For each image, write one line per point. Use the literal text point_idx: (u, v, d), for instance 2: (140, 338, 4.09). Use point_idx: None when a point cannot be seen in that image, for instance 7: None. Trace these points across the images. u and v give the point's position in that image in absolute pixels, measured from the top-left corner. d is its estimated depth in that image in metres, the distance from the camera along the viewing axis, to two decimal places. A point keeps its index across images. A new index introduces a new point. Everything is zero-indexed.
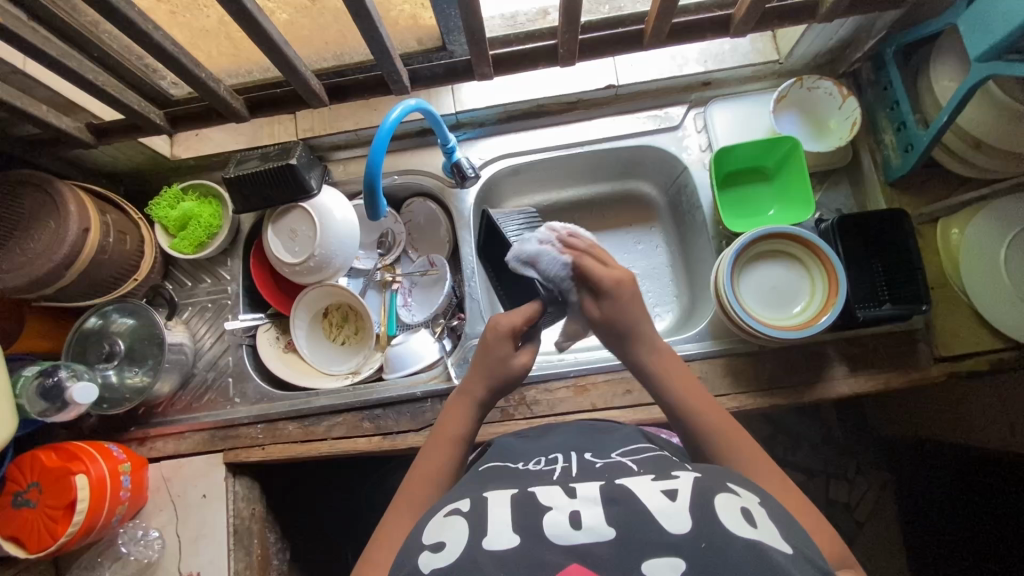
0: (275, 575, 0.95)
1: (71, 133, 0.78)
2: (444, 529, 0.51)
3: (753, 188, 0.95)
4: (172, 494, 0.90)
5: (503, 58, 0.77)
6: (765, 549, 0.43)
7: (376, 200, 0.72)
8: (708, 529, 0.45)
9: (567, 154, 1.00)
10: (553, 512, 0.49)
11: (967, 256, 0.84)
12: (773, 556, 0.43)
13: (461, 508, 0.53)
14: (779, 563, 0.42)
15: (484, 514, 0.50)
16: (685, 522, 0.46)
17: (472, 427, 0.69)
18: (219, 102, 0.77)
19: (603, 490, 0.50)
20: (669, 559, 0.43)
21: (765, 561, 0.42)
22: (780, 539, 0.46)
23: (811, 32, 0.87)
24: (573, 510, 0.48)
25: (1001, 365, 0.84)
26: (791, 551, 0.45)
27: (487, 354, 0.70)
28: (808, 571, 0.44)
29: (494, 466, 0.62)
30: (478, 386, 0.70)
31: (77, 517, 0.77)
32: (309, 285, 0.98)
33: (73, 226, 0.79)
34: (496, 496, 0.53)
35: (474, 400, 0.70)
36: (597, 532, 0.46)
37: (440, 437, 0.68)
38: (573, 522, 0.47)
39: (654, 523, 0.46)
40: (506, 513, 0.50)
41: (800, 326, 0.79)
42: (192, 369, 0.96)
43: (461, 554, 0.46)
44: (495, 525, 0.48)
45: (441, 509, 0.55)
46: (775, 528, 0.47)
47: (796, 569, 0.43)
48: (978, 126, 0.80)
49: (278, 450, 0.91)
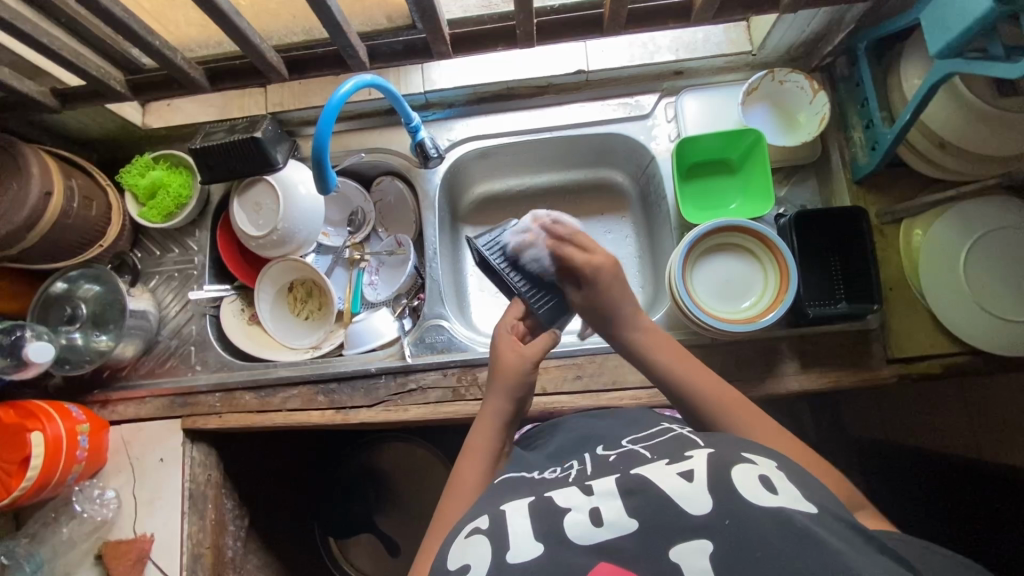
0: (228, 540, 0.97)
1: (35, 97, 0.79)
2: (468, 550, 0.52)
3: (718, 180, 0.94)
4: (130, 456, 0.93)
5: (462, 38, 0.76)
6: (790, 513, 0.46)
7: (325, 173, 0.72)
8: (727, 504, 0.48)
9: (536, 139, 0.99)
10: (573, 512, 0.52)
11: (928, 257, 0.83)
12: (796, 518, 0.46)
13: (480, 527, 0.54)
14: (804, 525, 0.45)
15: (502, 527, 0.53)
16: (704, 502, 0.48)
17: (502, 440, 0.72)
18: (179, 73, 0.77)
19: (619, 483, 0.54)
20: (697, 542, 0.46)
21: (788, 525, 0.45)
22: (801, 499, 0.48)
23: (782, 24, 0.86)
24: (592, 507, 0.52)
25: (954, 369, 0.84)
26: (814, 509, 0.47)
27: (514, 373, 0.73)
28: (835, 526, 0.46)
29: (509, 475, 0.64)
30: (504, 402, 0.73)
31: (31, 472, 0.79)
32: (274, 259, 0.99)
33: (35, 188, 0.81)
34: (513, 506, 0.56)
35: (504, 414, 0.73)
36: (619, 526, 0.49)
37: (472, 452, 0.70)
38: (593, 520, 0.51)
39: (675, 507, 0.49)
40: (528, 524, 0.52)
41: (750, 321, 0.79)
42: (155, 336, 0.98)
43: (490, 569, 0.49)
44: (516, 534, 0.51)
45: (460, 530, 0.56)
46: (797, 490, 0.49)
47: (822, 529, 0.45)
48: (943, 126, 0.79)
49: (234, 418, 0.92)
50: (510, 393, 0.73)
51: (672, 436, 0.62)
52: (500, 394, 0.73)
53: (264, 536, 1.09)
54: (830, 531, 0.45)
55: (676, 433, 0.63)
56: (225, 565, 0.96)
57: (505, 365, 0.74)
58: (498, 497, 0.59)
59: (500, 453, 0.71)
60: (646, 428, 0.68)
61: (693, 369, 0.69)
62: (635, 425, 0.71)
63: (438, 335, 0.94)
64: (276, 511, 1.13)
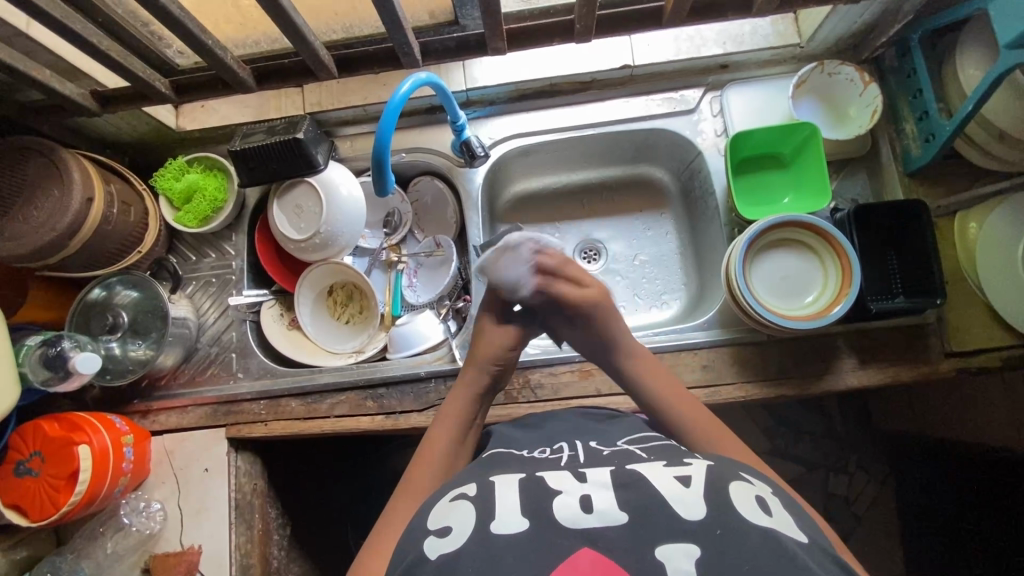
0: (274, 549, 0.96)
1: (75, 99, 0.76)
2: (450, 514, 0.53)
3: (767, 175, 0.93)
4: (174, 467, 0.91)
5: (518, 34, 0.74)
6: (782, 536, 0.46)
7: (384, 175, 0.70)
8: (723, 516, 0.47)
9: (578, 136, 0.98)
10: (564, 495, 0.51)
11: (985, 248, 0.83)
12: (787, 544, 0.45)
13: (467, 493, 0.55)
14: (795, 549, 0.45)
15: (490, 499, 0.53)
16: (699, 508, 0.48)
17: (473, 413, 0.72)
18: (227, 73, 0.75)
19: (613, 476, 0.53)
20: (684, 544, 0.45)
21: (779, 547, 0.44)
22: (794, 530, 0.48)
23: (836, 15, 0.84)
24: (583, 494, 0.51)
25: (1011, 362, 0.83)
26: (805, 541, 0.47)
27: (483, 337, 0.79)
28: (823, 562, 0.46)
29: (499, 452, 0.65)
30: (479, 375, 0.75)
31: (80, 486, 0.77)
32: (314, 263, 0.97)
33: (77, 194, 0.78)
34: (502, 480, 0.56)
35: (475, 386, 0.75)
36: (607, 517, 0.48)
37: (444, 416, 0.71)
38: (583, 507, 0.50)
39: (668, 508, 0.48)
40: (516, 499, 0.52)
41: (811, 318, 0.78)
42: (195, 344, 0.95)
43: (473, 533, 0.49)
44: (504, 508, 0.51)
45: (445, 495, 0.58)
46: (790, 518, 0.50)
47: (809, 557, 0.45)
48: (1003, 117, 0.78)
49: (281, 426, 0.90)
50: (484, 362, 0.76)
51: (667, 445, 0.62)
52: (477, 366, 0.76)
53: (307, 542, 1.08)
54: (815, 563, 0.45)
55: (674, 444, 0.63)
56: None
57: (485, 341, 0.78)
58: (486, 470, 0.60)
59: (471, 426, 0.72)
60: (636, 429, 0.68)
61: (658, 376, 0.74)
62: (628, 426, 0.69)
63: None
64: (315, 517, 1.13)
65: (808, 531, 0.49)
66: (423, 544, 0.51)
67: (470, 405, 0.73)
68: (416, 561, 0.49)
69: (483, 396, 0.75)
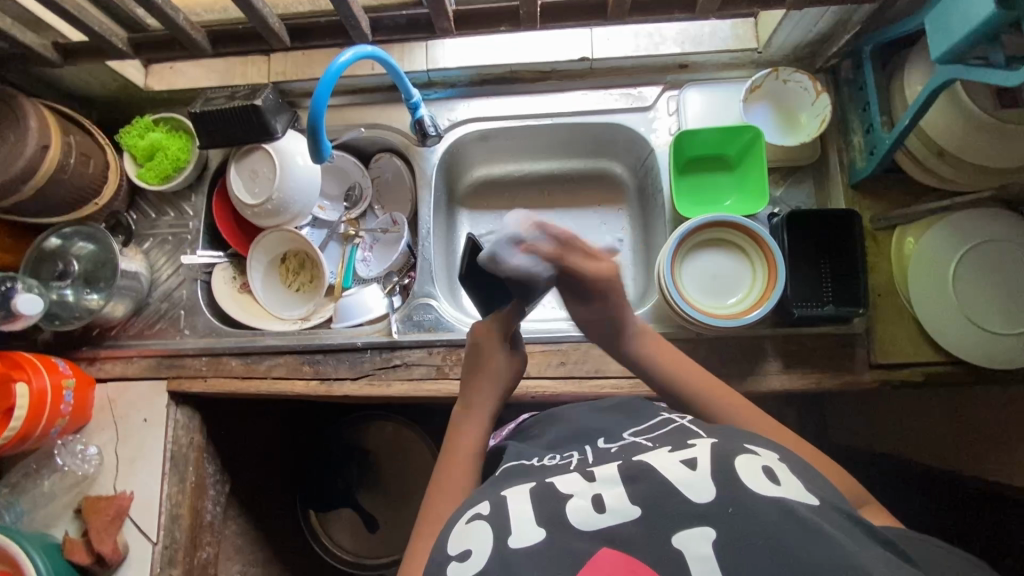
0: (207, 504, 0.98)
1: (36, 49, 0.79)
2: (468, 536, 0.54)
3: (714, 176, 0.94)
4: (115, 414, 0.94)
5: (465, 16, 0.76)
6: (791, 503, 0.47)
7: (319, 141, 0.72)
8: (732, 493, 0.48)
9: (537, 125, 0.99)
10: (576, 498, 0.53)
11: (917, 264, 0.84)
12: (797, 509, 0.47)
13: (482, 513, 0.56)
14: (805, 515, 0.46)
15: (503, 512, 0.54)
16: (708, 489, 0.49)
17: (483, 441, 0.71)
18: (181, 34, 0.77)
19: (621, 470, 0.54)
20: (700, 529, 0.46)
21: (789, 514, 0.46)
22: (804, 492, 0.49)
23: (789, 22, 0.85)
24: (594, 493, 0.52)
25: (935, 377, 0.84)
26: (815, 501, 0.49)
27: (481, 364, 0.75)
28: (834, 518, 0.48)
29: (510, 466, 0.65)
30: (488, 405, 0.74)
31: (14, 423, 0.80)
32: (268, 229, 0.99)
33: (32, 141, 0.81)
34: (515, 492, 0.57)
35: (483, 415, 0.73)
36: (620, 513, 0.50)
37: (455, 454, 0.69)
38: (595, 505, 0.51)
39: (677, 495, 0.49)
40: (529, 508, 0.53)
41: (735, 317, 0.80)
42: (146, 298, 0.98)
43: (491, 555, 0.50)
44: (519, 520, 0.52)
45: (462, 516, 0.57)
46: (800, 483, 0.51)
47: (822, 519, 0.47)
48: (942, 134, 0.78)
49: (219, 383, 0.93)
50: (494, 384, 0.75)
51: (674, 427, 0.63)
52: (486, 390, 0.74)
53: (247, 503, 1.11)
54: (829, 522, 0.47)
55: (678, 424, 0.63)
56: (203, 529, 0.97)
57: (490, 369, 0.75)
58: (498, 485, 0.60)
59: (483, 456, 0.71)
60: (646, 420, 0.68)
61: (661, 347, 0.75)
62: (634, 417, 0.69)
63: (426, 314, 0.95)
64: (258, 479, 1.15)
65: (819, 492, 0.50)
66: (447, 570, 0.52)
67: (481, 432, 0.72)
68: None
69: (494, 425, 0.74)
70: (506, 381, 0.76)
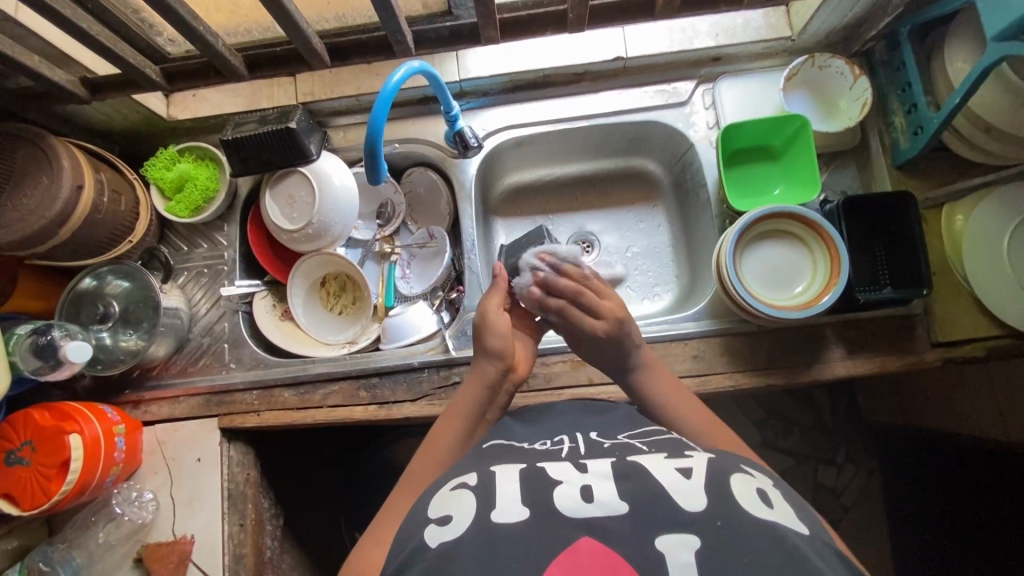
0: (268, 540, 0.96)
1: (65, 86, 0.76)
2: (451, 503, 0.54)
3: (758, 168, 0.94)
4: (167, 457, 0.91)
5: (511, 23, 0.74)
6: (782, 530, 0.47)
7: (377, 163, 0.70)
8: (722, 507, 0.48)
9: (570, 129, 0.98)
10: (564, 486, 0.52)
11: (971, 241, 0.84)
12: (790, 539, 0.46)
13: (467, 483, 0.57)
14: (794, 541, 0.46)
15: (491, 488, 0.54)
16: (699, 500, 0.49)
17: (482, 404, 0.73)
18: (219, 61, 0.74)
19: (614, 467, 0.54)
20: (684, 536, 0.46)
21: (792, 553, 0.44)
22: (795, 522, 0.49)
23: (826, 8, 0.85)
24: (583, 485, 0.52)
25: (996, 352, 0.84)
26: (806, 532, 0.48)
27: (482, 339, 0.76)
28: (823, 553, 0.47)
29: (498, 445, 0.65)
30: (490, 368, 0.75)
31: (71, 475, 0.77)
32: (307, 253, 0.96)
33: (67, 182, 0.78)
34: (503, 470, 0.57)
35: (487, 379, 0.74)
36: (608, 507, 0.49)
37: (453, 410, 0.73)
38: (584, 496, 0.50)
39: (670, 501, 0.49)
40: (515, 488, 0.53)
41: (804, 306, 0.79)
42: (187, 334, 0.95)
43: (472, 522, 0.50)
44: (504, 498, 0.52)
45: (445, 485, 0.59)
46: (790, 511, 0.51)
47: (810, 551, 0.46)
48: (990, 110, 0.79)
49: (274, 416, 0.90)
50: (494, 356, 0.75)
51: (668, 438, 0.63)
52: (487, 362, 0.75)
53: (299, 533, 1.09)
54: (819, 558, 0.46)
55: (674, 437, 0.64)
56: (265, 565, 0.94)
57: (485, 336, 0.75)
58: (485, 462, 0.61)
59: (480, 420, 0.73)
60: (640, 425, 0.68)
61: (663, 378, 0.76)
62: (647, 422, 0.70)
63: None
64: (309, 508, 1.14)
65: (809, 523, 0.50)
66: (423, 533, 0.52)
67: (481, 395, 0.74)
68: (416, 549, 0.50)
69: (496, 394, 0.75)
70: (511, 351, 0.75)
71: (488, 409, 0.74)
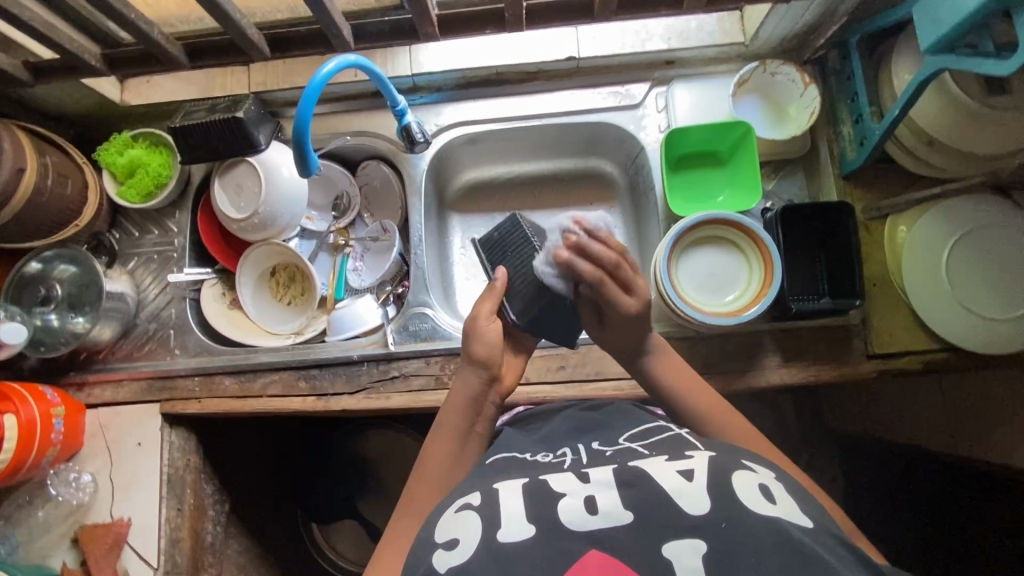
0: (208, 524, 0.97)
1: (6, 70, 0.76)
2: (455, 526, 0.54)
3: (706, 172, 0.94)
4: (107, 440, 0.92)
5: (450, 21, 0.74)
6: (785, 524, 0.48)
7: (306, 155, 0.71)
8: (726, 508, 0.49)
9: (524, 127, 0.98)
10: (568, 498, 0.52)
11: (911, 252, 0.84)
12: (792, 530, 0.47)
13: (471, 503, 0.55)
14: (798, 536, 0.47)
15: (496, 507, 0.53)
16: (701, 501, 0.49)
17: (471, 417, 0.70)
18: (156, 49, 0.75)
19: (616, 474, 0.54)
20: (691, 541, 0.47)
21: (785, 536, 0.46)
22: (799, 513, 0.50)
23: (776, 14, 0.85)
24: (587, 495, 0.52)
25: (931, 365, 0.85)
26: (809, 524, 0.49)
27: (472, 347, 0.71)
28: (828, 542, 0.48)
29: (502, 458, 0.64)
30: (475, 379, 0.70)
31: (4, 455, 0.77)
32: (255, 244, 0.97)
33: (7, 165, 0.78)
34: (507, 487, 0.56)
35: (472, 390, 0.70)
36: (611, 517, 0.49)
37: (442, 430, 0.69)
38: (588, 507, 0.51)
39: (672, 505, 0.49)
40: (518, 504, 0.52)
41: (732, 315, 0.80)
42: (134, 319, 0.96)
43: (479, 544, 0.50)
44: (509, 515, 0.52)
45: (450, 505, 0.57)
46: (793, 503, 0.51)
47: (816, 542, 0.47)
48: (932, 123, 0.78)
49: (214, 403, 0.91)
50: (478, 367, 0.70)
51: (670, 436, 0.62)
52: (469, 373, 0.71)
53: (247, 520, 1.09)
54: (825, 549, 0.47)
55: (675, 433, 0.63)
56: (204, 551, 0.95)
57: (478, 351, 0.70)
58: (490, 477, 0.59)
59: (472, 434, 0.70)
60: (640, 425, 0.68)
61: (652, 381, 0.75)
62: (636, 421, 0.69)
63: (422, 323, 0.93)
64: (258, 496, 1.14)
65: (815, 516, 0.51)
66: (432, 557, 0.52)
67: (469, 411, 0.70)
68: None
69: (483, 403, 0.71)
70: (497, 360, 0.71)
71: (478, 420, 0.71)
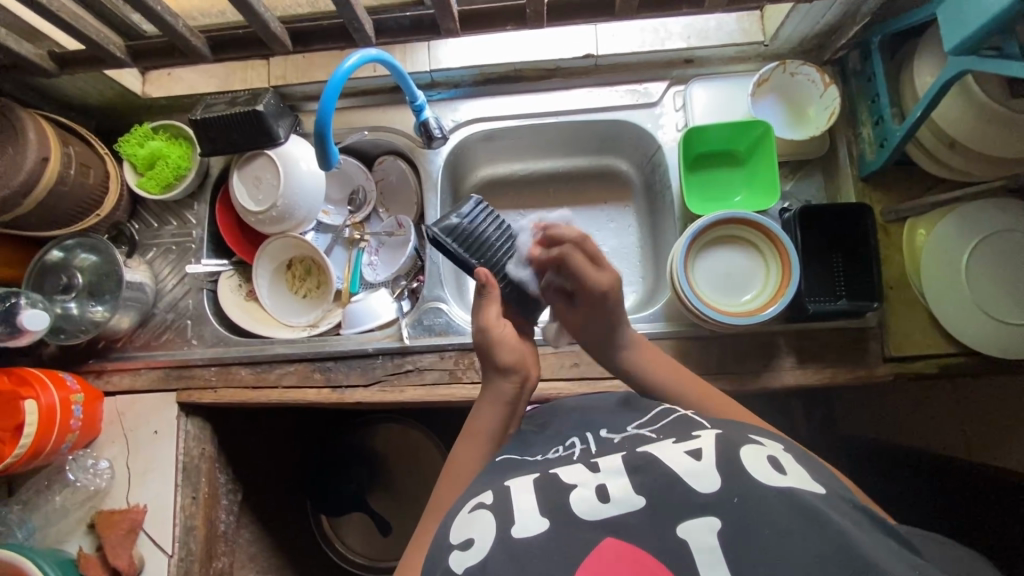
0: (221, 514, 0.98)
1: (32, 60, 0.77)
2: (470, 525, 0.53)
3: (723, 171, 0.94)
4: (125, 427, 0.93)
5: (470, 16, 0.75)
6: (798, 492, 0.48)
7: (326, 146, 0.72)
8: (737, 483, 0.48)
9: (541, 124, 0.98)
10: (580, 488, 0.52)
11: (930, 256, 0.83)
12: (806, 499, 0.47)
13: (485, 502, 0.55)
14: (812, 504, 0.47)
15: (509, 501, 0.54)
16: (711, 480, 0.49)
17: (502, 424, 0.71)
18: (181, 41, 0.76)
19: (626, 460, 0.54)
20: (704, 519, 0.47)
21: (802, 507, 0.46)
22: (808, 480, 0.50)
23: (796, 14, 0.85)
24: (599, 485, 0.52)
25: (947, 369, 0.84)
26: (821, 490, 0.49)
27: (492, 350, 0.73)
28: (842, 507, 0.48)
29: (511, 458, 0.62)
30: (505, 387, 0.72)
31: (25, 440, 0.78)
32: (273, 236, 0.97)
33: (31, 154, 0.80)
34: (518, 483, 0.56)
35: (505, 398, 0.72)
36: (625, 503, 0.50)
37: (472, 434, 0.70)
38: (600, 496, 0.51)
39: (682, 485, 0.49)
40: (531, 500, 0.52)
41: (748, 314, 0.79)
42: (152, 309, 0.97)
43: (496, 539, 0.50)
44: (522, 509, 0.52)
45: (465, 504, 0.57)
46: (805, 472, 0.51)
47: (829, 508, 0.47)
48: (954, 124, 0.77)
49: (230, 393, 0.92)
50: (506, 373, 0.72)
51: (677, 418, 0.61)
52: (498, 381, 0.73)
53: (260, 512, 1.10)
54: (837, 511, 0.47)
55: (683, 414, 0.62)
56: (217, 539, 0.97)
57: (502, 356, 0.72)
58: (499, 475, 0.59)
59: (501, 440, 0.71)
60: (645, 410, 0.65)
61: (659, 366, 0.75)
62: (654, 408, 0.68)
63: (437, 318, 0.94)
64: (271, 488, 1.15)
65: (823, 480, 0.51)
66: (449, 559, 0.51)
67: (499, 418, 0.71)
68: None
69: (513, 412, 0.72)
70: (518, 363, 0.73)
71: (509, 429, 0.72)
